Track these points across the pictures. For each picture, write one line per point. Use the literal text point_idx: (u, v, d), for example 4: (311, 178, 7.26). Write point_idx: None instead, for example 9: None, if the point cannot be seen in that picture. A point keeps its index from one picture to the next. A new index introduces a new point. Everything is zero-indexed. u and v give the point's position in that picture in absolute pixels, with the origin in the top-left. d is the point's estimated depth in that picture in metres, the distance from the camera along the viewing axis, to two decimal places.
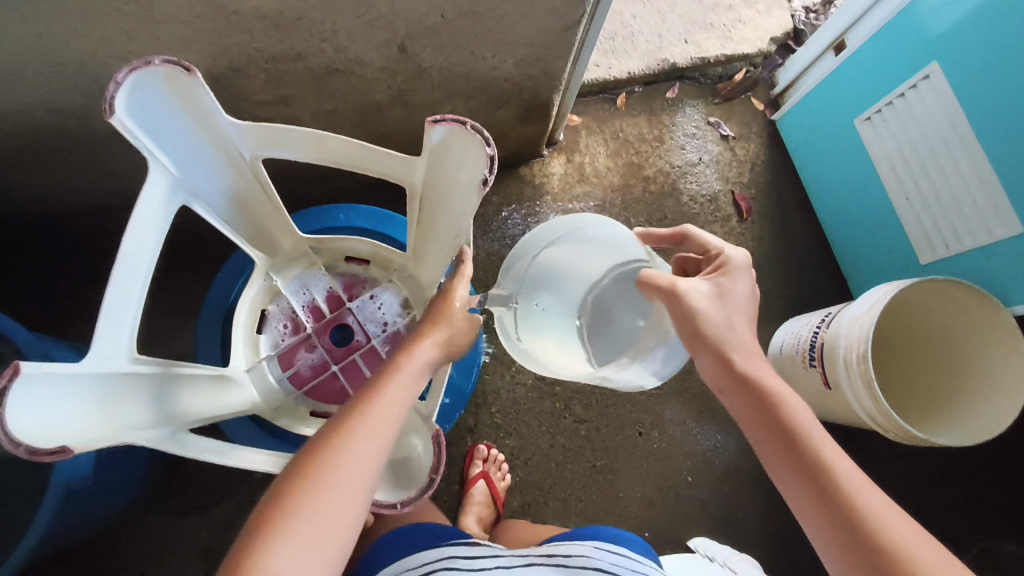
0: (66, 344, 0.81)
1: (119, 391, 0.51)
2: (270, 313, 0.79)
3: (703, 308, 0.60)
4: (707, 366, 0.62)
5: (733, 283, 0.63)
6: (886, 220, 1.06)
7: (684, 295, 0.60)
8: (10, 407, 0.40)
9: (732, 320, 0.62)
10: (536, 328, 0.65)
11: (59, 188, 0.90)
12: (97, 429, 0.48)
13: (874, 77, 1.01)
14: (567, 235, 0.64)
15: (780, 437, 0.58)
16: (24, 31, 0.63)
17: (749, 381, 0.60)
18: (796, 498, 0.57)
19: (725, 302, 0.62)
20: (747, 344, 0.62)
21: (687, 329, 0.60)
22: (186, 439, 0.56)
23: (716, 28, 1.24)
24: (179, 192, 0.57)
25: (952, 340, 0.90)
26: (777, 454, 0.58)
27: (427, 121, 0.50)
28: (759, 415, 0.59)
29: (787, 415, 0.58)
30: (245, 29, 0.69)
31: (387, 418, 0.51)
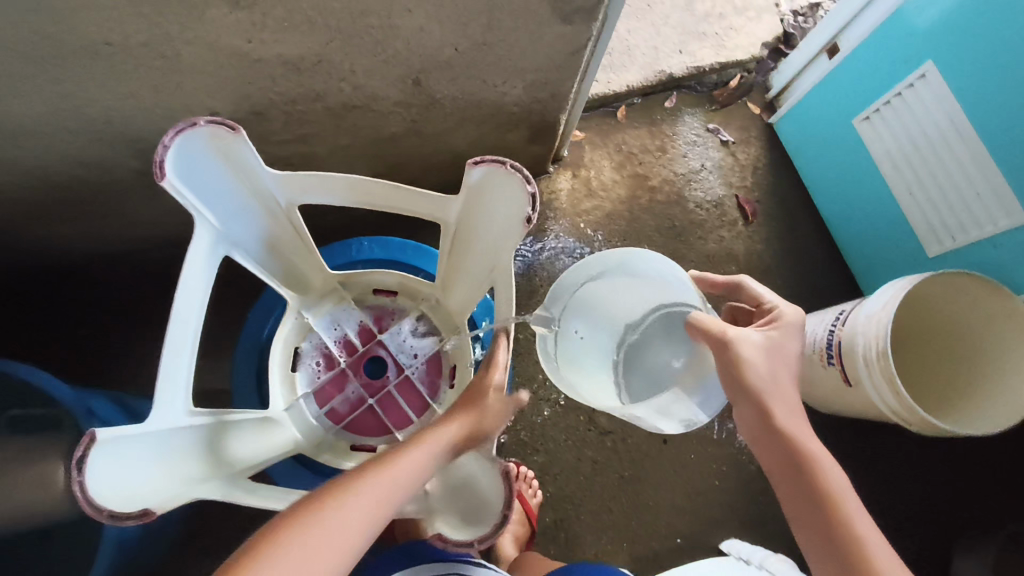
0: (101, 394, 0.82)
1: (183, 446, 0.54)
2: (303, 351, 0.81)
3: (754, 357, 0.61)
4: (747, 419, 0.63)
5: (784, 337, 0.65)
6: (891, 214, 1.09)
7: (732, 343, 0.61)
8: (90, 474, 0.43)
9: (779, 379, 0.62)
10: (570, 356, 0.69)
11: (81, 239, 0.91)
12: (169, 486, 0.51)
13: (871, 77, 1.03)
14: (619, 266, 0.66)
15: (814, 502, 0.60)
16: (54, 92, 0.64)
17: (794, 445, 0.61)
18: (817, 561, 0.60)
19: (775, 354, 0.63)
20: (792, 404, 0.63)
21: (731, 377, 0.61)
22: (252, 484, 0.58)
23: (710, 36, 1.26)
24: (221, 243, 0.59)
25: (969, 340, 0.93)
26: (806, 517, 0.60)
27: (467, 163, 0.54)
28: (795, 479, 0.61)
29: (824, 482, 0.60)
30: (267, 74, 0.70)
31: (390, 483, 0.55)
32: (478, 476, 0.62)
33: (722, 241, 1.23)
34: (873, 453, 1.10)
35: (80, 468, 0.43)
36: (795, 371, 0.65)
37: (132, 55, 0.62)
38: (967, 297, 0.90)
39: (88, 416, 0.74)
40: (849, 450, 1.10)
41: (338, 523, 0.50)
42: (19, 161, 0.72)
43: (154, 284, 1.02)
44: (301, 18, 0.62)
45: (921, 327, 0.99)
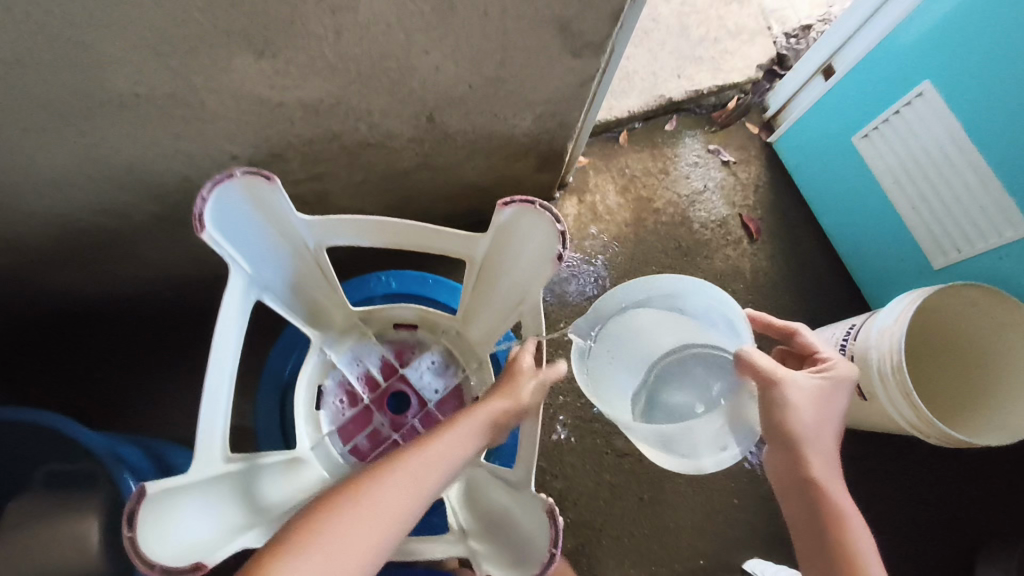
0: (123, 439, 0.81)
1: (228, 490, 0.56)
2: (326, 388, 0.81)
3: (796, 405, 0.65)
4: (779, 464, 0.67)
5: (832, 391, 0.69)
6: (895, 229, 1.11)
7: (781, 384, 0.64)
8: (140, 528, 0.45)
9: (818, 434, 0.66)
10: (602, 375, 0.73)
11: (98, 282, 0.91)
12: (221, 533, 0.52)
13: (869, 96, 1.05)
14: (665, 295, 0.68)
15: (828, 547, 0.63)
16: (79, 144, 0.65)
17: (823, 495, 0.64)
18: None
19: (818, 407, 0.67)
20: (827, 459, 0.66)
21: (769, 419, 0.65)
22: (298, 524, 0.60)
23: (706, 60, 1.29)
24: (251, 287, 0.61)
25: (981, 358, 0.94)
26: (818, 557, 0.64)
27: (497, 203, 0.58)
28: (818, 528, 0.64)
29: (843, 532, 0.63)
30: (286, 118, 0.71)
31: (414, 482, 0.55)
32: (523, 519, 0.63)
33: (728, 259, 1.25)
34: (891, 466, 1.11)
35: (131, 523, 0.45)
36: (835, 429, 0.68)
37: (158, 105, 0.63)
38: (983, 318, 0.92)
39: (118, 462, 0.75)
40: (867, 463, 1.11)
41: (362, 523, 0.51)
42: (41, 210, 0.73)
43: (169, 324, 1.02)
44: (323, 63, 0.64)
45: (934, 351, 1.01)
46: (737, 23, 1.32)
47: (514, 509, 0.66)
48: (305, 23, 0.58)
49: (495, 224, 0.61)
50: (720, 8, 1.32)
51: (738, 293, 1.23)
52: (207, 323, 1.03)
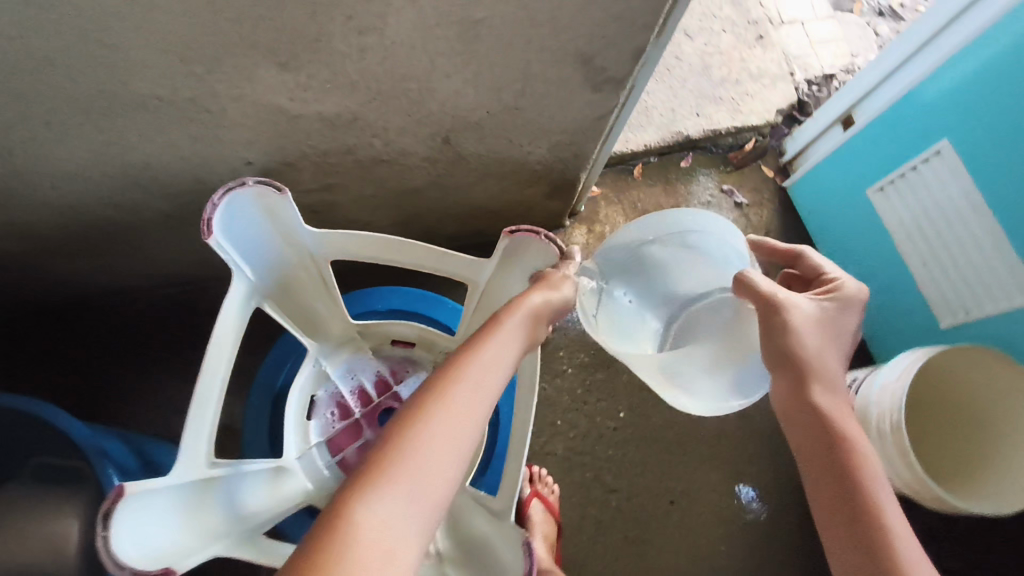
0: (112, 433, 0.81)
1: (209, 495, 0.55)
2: (319, 399, 0.82)
3: (797, 321, 0.65)
4: (780, 387, 0.67)
5: (836, 310, 0.69)
6: (903, 286, 1.10)
7: (782, 307, 0.66)
8: (115, 528, 0.44)
9: (820, 354, 0.66)
10: (615, 315, 0.77)
11: (104, 272, 0.92)
12: (195, 539, 0.51)
13: (887, 150, 1.05)
14: (675, 233, 0.70)
15: (834, 470, 0.62)
16: (97, 140, 0.65)
17: (825, 417, 0.64)
18: (831, 542, 0.62)
19: (822, 325, 0.67)
20: (829, 380, 0.66)
21: (772, 338, 0.66)
22: (269, 542, 0.60)
23: (726, 100, 1.30)
24: (252, 295, 0.62)
25: (980, 420, 0.93)
26: (822, 484, 0.63)
27: (505, 230, 0.62)
28: (824, 453, 0.64)
29: (849, 454, 0.63)
30: (303, 130, 0.72)
31: (475, 393, 0.52)
32: (499, 548, 0.63)
33: None
34: None
35: (106, 523, 0.44)
36: (838, 351, 0.68)
37: (178, 108, 0.63)
38: (985, 386, 0.92)
39: (102, 456, 0.75)
40: None
41: (438, 450, 0.48)
42: (54, 201, 0.73)
43: (169, 321, 1.02)
44: (344, 80, 0.65)
45: (934, 405, 1.00)
46: (759, 67, 1.33)
47: (493, 538, 0.65)
48: (330, 42, 0.58)
49: (501, 249, 0.65)
50: (743, 51, 1.34)
51: None
52: (207, 323, 1.03)
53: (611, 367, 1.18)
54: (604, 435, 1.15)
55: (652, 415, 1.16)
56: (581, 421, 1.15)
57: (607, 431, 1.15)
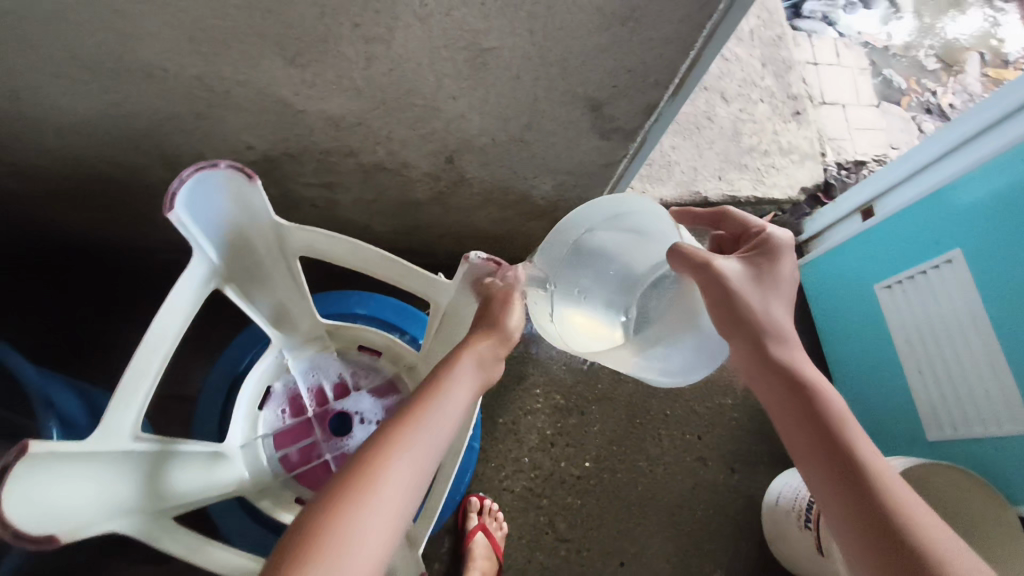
0: (69, 384, 0.82)
1: (125, 468, 0.55)
2: (274, 390, 0.83)
3: (736, 278, 0.59)
4: (740, 353, 0.60)
5: (770, 256, 0.62)
6: (897, 390, 1.07)
7: (716, 269, 0.58)
8: (8, 486, 0.43)
9: (769, 307, 0.60)
10: (576, 321, 0.68)
11: (100, 226, 0.93)
12: (92, 511, 0.51)
13: (898, 249, 1.03)
14: (608, 219, 0.66)
15: (812, 426, 0.56)
16: (104, 100, 0.67)
17: (790, 371, 0.59)
18: (819, 495, 0.56)
19: (761, 282, 0.61)
20: (784, 334, 0.60)
21: (723, 308, 0.58)
22: (178, 528, 0.58)
23: (751, 169, 1.28)
24: (212, 277, 0.64)
25: None
26: (807, 453, 0.57)
27: (465, 256, 0.68)
28: (794, 406, 0.58)
29: (823, 411, 0.57)
30: (307, 125, 0.73)
31: (424, 443, 0.54)
32: None
33: (723, 370, 1.21)
34: None
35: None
36: (787, 296, 0.62)
37: (185, 83, 0.65)
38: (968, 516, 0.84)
39: (46, 405, 0.75)
40: None
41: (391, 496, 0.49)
42: (58, 150, 0.75)
43: (156, 286, 1.04)
44: (350, 84, 0.65)
45: None
46: (791, 142, 1.32)
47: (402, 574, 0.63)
48: (337, 44, 0.60)
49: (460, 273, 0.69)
50: (777, 124, 1.32)
51: (725, 407, 1.19)
52: None
53: (585, 415, 1.15)
54: (566, 482, 1.12)
55: (618, 471, 1.13)
56: (546, 462, 1.12)
57: (569, 478, 1.12)
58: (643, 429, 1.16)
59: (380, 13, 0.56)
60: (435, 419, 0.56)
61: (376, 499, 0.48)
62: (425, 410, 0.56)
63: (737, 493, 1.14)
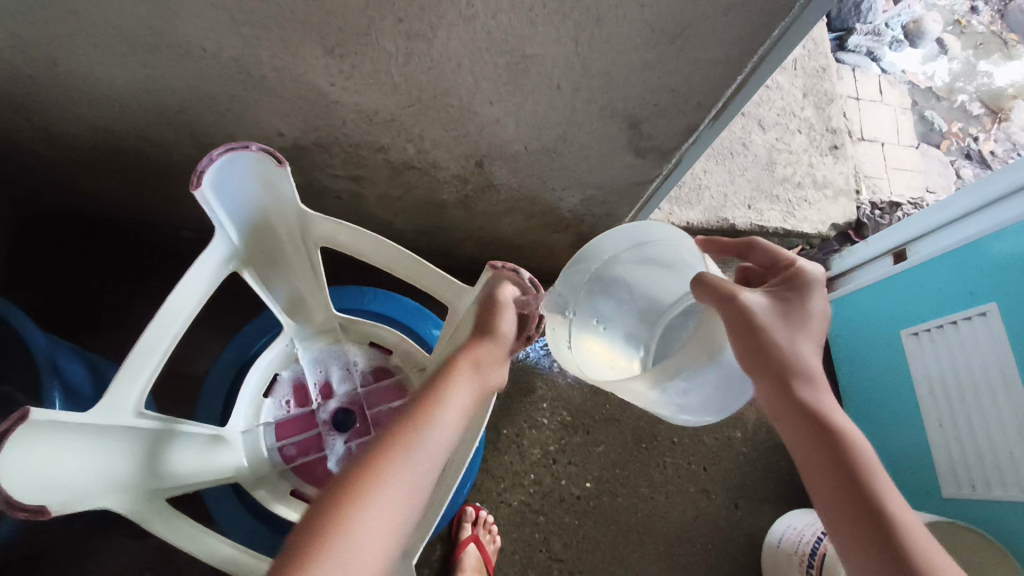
0: (77, 352, 0.81)
1: (123, 443, 0.53)
2: (281, 377, 0.81)
3: (765, 313, 0.56)
4: (766, 394, 0.58)
5: (800, 289, 0.60)
6: (915, 441, 1.04)
7: (738, 299, 0.55)
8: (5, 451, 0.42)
9: (798, 344, 0.57)
10: (592, 352, 0.66)
11: (125, 199, 0.93)
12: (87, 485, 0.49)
13: (928, 295, 1.01)
14: (629, 248, 0.65)
15: (840, 475, 0.54)
16: (140, 73, 0.66)
17: (820, 417, 0.56)
18: (848, 547, 0.53)
19: (790, 318, 0.58)
20: (812, 372, 0.58)
21: (752, 346, 0.56)
22: (170, 510, 0.57)
23: (782, 201, 1.25)
24: (232, 259, 0.64)
25: None
26: (827, 497, 0.55)
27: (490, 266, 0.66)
28: (825, 453, 0.55)
29: (855, 461, 0.55)
30: (340, 117, 0.72)
31: (422, 457, 0.52)
32: None
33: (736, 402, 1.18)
34: None
35: None
36: (816, 332, 0.59)
37: (221, 64, 0.64)
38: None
39: (52, 371, 0.75)
40: None
41: (394, 503, 0.48)
42: (90, 119, 0.75)
43: (173, 262, 1.03)
44: (387, 80, 0.65)
45: None
46: (825, 176, 1.29)
47: None
48: (379, 38, 0.59)
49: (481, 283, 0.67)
50: (813, 156, 1.30)
51: (733, 440, 1.16)
52: None
53: (590, 434, 1.13)
54: (565, 501, 1.09)
55: (619, 495, 1.11)
56: (546, 479, 1.10)
57: (568, 498, 1.10)
58: (647, 454, 1.13)
59: (425, 10, 0.55)
60: (434, 432, 0.54)
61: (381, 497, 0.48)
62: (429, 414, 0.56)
63: (739, 531, 1.11)
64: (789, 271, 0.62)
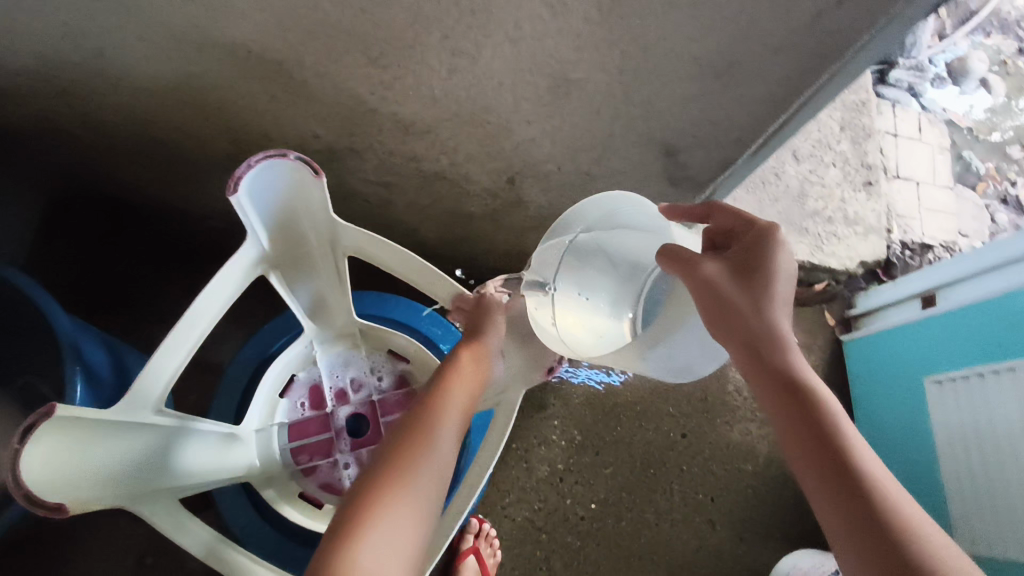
0: (100, 336, 0.82)
1: (145, 443, 0.54)
2: (298, 379, 0.82)
3: (723, 282, 0.55)
4: (735, 359, 0.57)
5: (763, 247, 0.57)
6: (932, 491, 1.01)
7: (701, 267, 0.55)
8: (31, 445, 0.43)
9: (763, 308, 0.55)
10: (577, 323, 0.64)
11: (157, 187, 0.94)
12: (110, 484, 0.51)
13: (956, 343, 0.98)
14: (602, 218, 0.64)
15: (806, 431, 0.54)
16: (184, 69, 0.67)
17: (786, 374, 0.56)
18: (820, 503, 0.52)
19: (750, 280, 0.55)
20: (782, 338, 0.56)
21: (715, 313, 0.54)
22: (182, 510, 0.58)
23: (810, 234, 1.24)
24: (259, 263, 0.65)
25: None
26: (804, 457, 0.54)
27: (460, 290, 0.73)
28: (791, 411, 0.55)
29: (819, 416, 0.54)
30: (376, 125, 0.72)
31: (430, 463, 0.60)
32: None
33: (749, 435, 1.16)
34: None
35: (23, 436, 0.43)
36: (785, 289, 0.56)
37: (264, 66, 0.64)
38: None
39: (74, 354, 0.75)
40: None
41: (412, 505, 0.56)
42: (131, 109, 0.75)
43: (199, 251, 1.04)
44: (427, 93, 0.64)
45: None
46: (857, 213, 1.27)
47: None
48: (423, 52, 0.59)
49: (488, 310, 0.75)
50: (846, 191, 1.28)
51: (743, 473, 1.14)
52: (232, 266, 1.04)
53: (599, 455, 1.12)
54: (569, 521, 1.09)
55: (623, 519, 1.10)
56: (551, 497, 1.09)
57: (573, 518, 1.09)
58: (655, 480, 1.12)
59: (472, 29, 0.55)
60: (442, 441, 0.63)
61: (399, 499, 0.56)
62: (432, 424, 0.64)
63: (743, 565, 1.10)
64: (750, 226, 0.59)
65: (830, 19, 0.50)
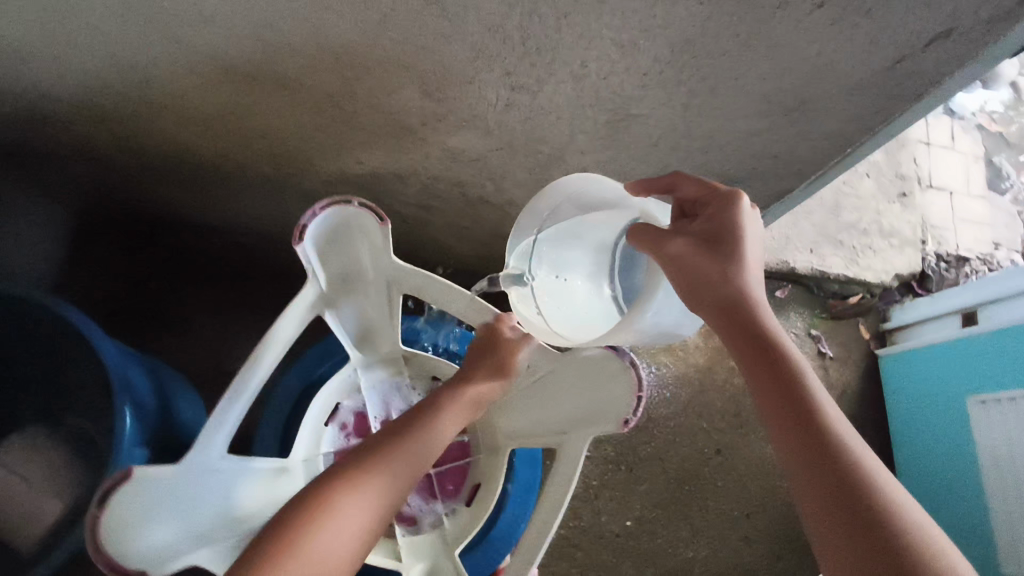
0: (141, 362, 0.82)
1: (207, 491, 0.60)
2: (342, 406, 0.81)
3: (691, 255, 0.52)
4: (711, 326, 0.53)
5: (728, 215, 0.54)
6: (975, 510, 1.00)
7: (669, 239, 0.52)
8: (109, 507, 0.54)
9: (733, 276, 0.52)
10: (556, 307, 0.62)
11: (193, 208, 0.93)
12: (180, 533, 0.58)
13: (996, 365, 0.98)
14: (565, 203, 0.60)
15: (782, 400, 0.49)
16: (231, 99, 0.66)
17: (763, 339, 0.51)
18: (794, 475, 0.48)
19: (718, 247, 0.52)
20: (756, 303, 0.52)
21: (686, 279, 0.51)
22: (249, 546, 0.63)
23: (845, 247, 1.23)
24: (320, 302, 0.69)
25: None
26: (780, 426, 0.49)
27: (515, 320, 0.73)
28: (769, 378, 0.50)
29: (795, 384, 0.50)
30: (425, 154, 0.71)
31: (408, 465, 0.67)
32: None
33: None
34: None
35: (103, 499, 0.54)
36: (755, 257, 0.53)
37: (314, 98, 0.63)
38: None
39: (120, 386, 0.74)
40: None
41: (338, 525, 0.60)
42: (172, 136, 0.75)
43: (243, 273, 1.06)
44: (481, 124, 0.63)
45: None
46: (892, 225, 1.25)
47: None
48: (482, 88, 0.57)
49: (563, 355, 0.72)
50: (881, 203, 1.26)
51: (779, 490, 1.13)
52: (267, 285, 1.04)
53: (632, 471, 1.12)
54: (604, 538, 1.08)
55: (659, 536, 1.09)
56: (586, 514, 1.09)
57: (608, 535, 1.08)
58: (689, 496, 1.11)
59: (536, 67, 0.53)
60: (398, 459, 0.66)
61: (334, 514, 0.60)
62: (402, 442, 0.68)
63: None
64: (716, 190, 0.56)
65: (912, 62, 0.48)
